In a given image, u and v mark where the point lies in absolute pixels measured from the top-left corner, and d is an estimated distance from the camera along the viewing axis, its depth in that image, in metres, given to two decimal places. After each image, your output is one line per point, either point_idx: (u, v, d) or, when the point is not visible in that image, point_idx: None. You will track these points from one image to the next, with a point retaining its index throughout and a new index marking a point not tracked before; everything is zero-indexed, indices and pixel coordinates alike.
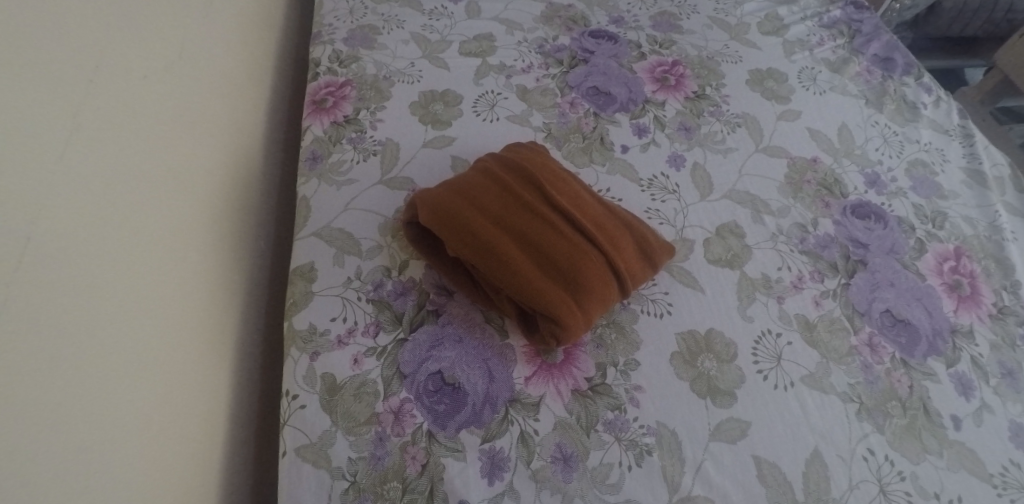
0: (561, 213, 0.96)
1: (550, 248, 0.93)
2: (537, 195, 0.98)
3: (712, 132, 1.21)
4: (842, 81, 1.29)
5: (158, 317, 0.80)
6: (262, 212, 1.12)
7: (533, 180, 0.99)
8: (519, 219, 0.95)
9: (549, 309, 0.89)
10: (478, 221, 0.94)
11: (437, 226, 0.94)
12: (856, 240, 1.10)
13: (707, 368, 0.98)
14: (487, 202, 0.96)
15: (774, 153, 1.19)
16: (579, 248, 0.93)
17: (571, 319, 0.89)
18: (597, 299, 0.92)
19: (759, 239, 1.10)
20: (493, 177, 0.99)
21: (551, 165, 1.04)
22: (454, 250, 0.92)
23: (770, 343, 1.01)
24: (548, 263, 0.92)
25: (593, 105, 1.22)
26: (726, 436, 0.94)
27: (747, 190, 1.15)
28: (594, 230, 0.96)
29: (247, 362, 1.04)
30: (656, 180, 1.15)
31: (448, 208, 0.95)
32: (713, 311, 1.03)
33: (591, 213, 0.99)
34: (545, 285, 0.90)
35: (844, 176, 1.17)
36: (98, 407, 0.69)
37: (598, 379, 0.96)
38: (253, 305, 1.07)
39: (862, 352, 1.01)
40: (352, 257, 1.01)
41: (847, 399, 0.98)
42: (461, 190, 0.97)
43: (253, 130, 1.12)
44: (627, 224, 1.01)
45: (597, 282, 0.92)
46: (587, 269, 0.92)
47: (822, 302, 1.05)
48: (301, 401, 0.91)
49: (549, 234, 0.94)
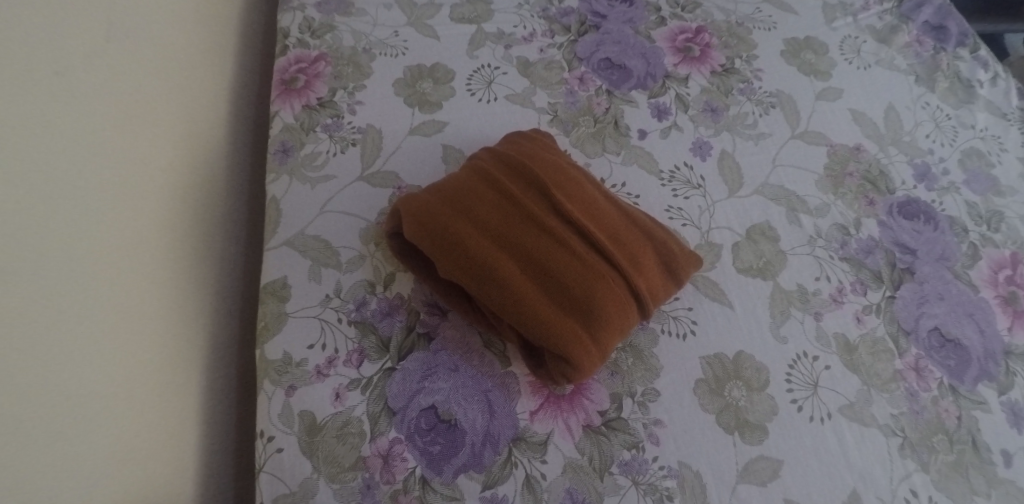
0: (571, 226, 0.83)
1: (559, 271, 0.80)
2: (543, 204, 0.84)
3: (743, 114, 1.06)
4: (889, 54, 1.14)
5: (108, 369, 0.68)
6: (228, 215, 0.98)
7: (538, 185, 0.85)
8: (523, 234, 0.81)
9: (558, 345, 0.77)
10: (475, 238, 0.80)
11: (426, 243, 0.80)
12: (904, 245, 0.98)
13: (736, 398, 0.87)
14: (485, 213, 0.82)
15: (812, 139, 1.04)
16: (594, 270, 0.80)
17: (584, 356, 0.77)
18: (613, 331, 0.79)
19: (795, 243, 0.97)
20: (492, 179, 0.85)
21: (559, 163, 0.90)
22: (448, 273, 0.79)
23: (806, 367, 0.89)
24: (557, 289, 0.79)
25: (606, 81, 1.06)
26: (756, 477, 0.83)
27: (782, 184, 1.01)
28: (610, 246, 0.83)
29: (218, 386, 0.93)
30: (678, 172, 1.00)
31: (440, 222, 0.81)
32: (743, 330, 0.91)
33: (606, 223, 0.86)
34: (554, 317, 0.78)
35: (891, 168, 1.03)
36: (43, 474, 0.58)
37: (613, 413, 0.85)
38: (222, 324, 0.95)
39: (907, 378, 0.91)
40: (330, 270, 0.89)
41: (889, 432, 0.88)
42: (454, 198, 0.83)
43: (213, 121, 0.97)
44: (647, 233, 0.88)
45: (614, 311, 0.79)
46: (603, 295, 0.79)
47: (864, 319, 0.93)
48: (278, 444, 0.81)
49: (558, 252, 0.81)
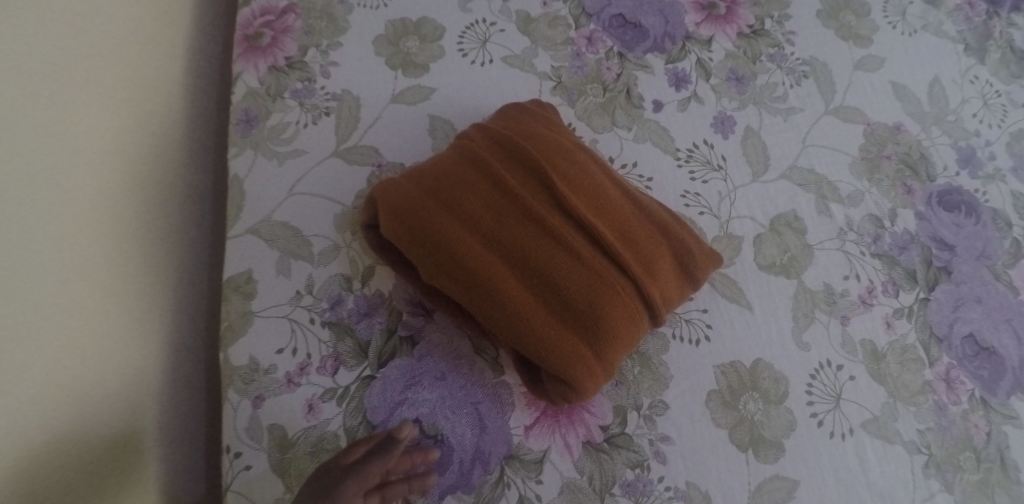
0: (575, 223, 0.72)
1: (560, 279, 0.70)
2: (543, 196, 0.73)
3: (771, 84, 0.94)
4: (937, 18, 1.01)
5: (16, 417, 0.60)
6: (183, 199, 0.89)
7: (537, 174, 0.73)
8: (520, 234, 0.71)
9: (558, 366, 0.68)
10: (463, 240, 0.70)
11: (408, 246, 0.70)
12: (942, 240, 0.89)
13: (751, 412, 0.79)
14: (475, 209, 0.71)
15: (847, 116, 0.93)
16: (599, 277, 0.70)
17: (587, 379, 0.68)
18: (621, 347, 0.70)
19: (824, 236, 0.87)
20: (484, 165, 0.73)
21: (562, 143, 0.78)
22: (433, 281, 0.70)
23: (830, 377, 0.81)
24: (557, 300, 0.69)
25: (617, 42, 0.93)
26: (769, 499, 0.76)
27: (811, 168, 0.90)
28: (619, 247, 0.72)
29: (175, 386, 0.86)
30: (696, 151, 0.89)
31: (423, 220, 0.70)
32: (762, 335, 0.82)
33: (615, 217, 0.75)
34: (554, 332, 0.68)
35: (933, 150, 0.93)
36: None
37: (616, 428, 0.77)
38: (179, 322, 0.87)
39: (937, 389, 0.83)
40: (301, 263, 0.79)
41: (914, 449, 0.81)
42: (440, 190, 0.72)
43: (162, 92, 0.85)
44: (662, 228, 0.76)
45: (623, 325, 0.70)
46: (610, 308, 0.69)
47: (895, 324, 0.84)
48: (246, 461, 0.73)
49: (559, 256, 0.70)
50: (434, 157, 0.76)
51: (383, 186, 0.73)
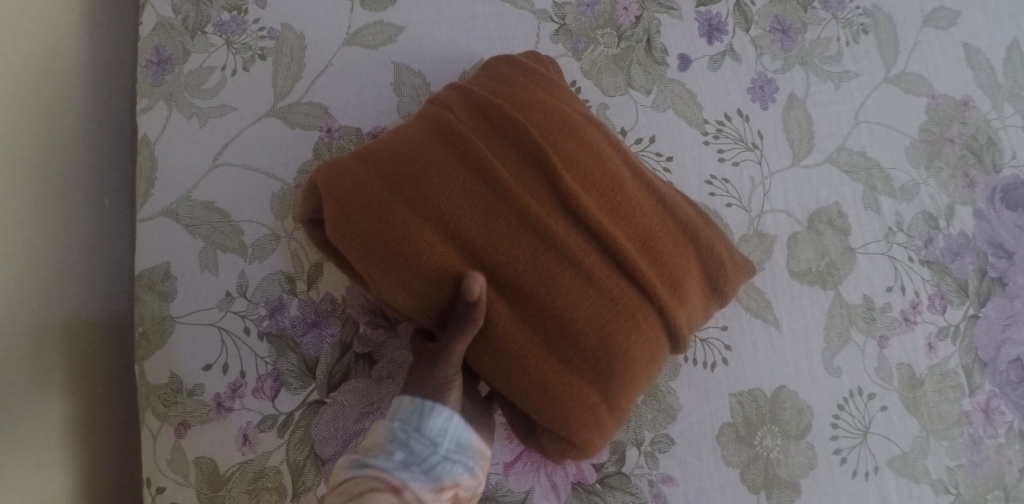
0: (583, 229, 0.56)
1: (562, 305, 0.55)
2: (544, 192, 0.56)
3: (823, 40, 0.76)
4: None
5: None
6: (58, 151, 0.64)
7: (537, 165, 0.56)
8: (511, 244, 0.55)
9: (556, 417, 0.55)
10: (440, 256, 0.54)
11: (368, 260, 0.54)
12: (1000, 245, 0.75)
13: (769, 448, 0.67)
14: (454, 212, 0.55)
15: (909, 86, 0.76)
16: (611, 301, 0.56)
17: (590, 435, 0.56)
18: (634, 388, 0.57)
19: (869, 238, 0.73)
20: (466, 150, 0.56)
21: (568, 116, 0.60)
22: (401, 304, 0.55)
23: (858, 408, 0.70)
24: (557, 331, 0.55)
25: None
26: None
27: (862, 150, 0.74)
28: (637, 261, 0.57)
29: (103, 400, 0.68)
30: (727, 124, 0.72)
31: (386, 228, 0.54)
32: (788, 357, 0.69)
33: (634, 218, 0.59)
34: (552, 375, 0.55)
35: (1002, 134, 0.78)
36: None
37: (612, 466, 0.64)
38: (75, 313, 0.65)
39: (974, 421, 0.73)
40: (230, 256, 0.61)
41: (941, 489, 0.71)
42: (408, 186, 0.55)
43: (37, 18, 0.62)
44: (690, 229, 0.61)
45: (638, 361, 0.56)
46: (624, 344, 0.56)
47: (937, 346, 0.72)
48: (170, 499, 0.59)
49: (561, 275, 0.55)
50: (401, 132, 0.58)
51: (332, 176, 0.57)
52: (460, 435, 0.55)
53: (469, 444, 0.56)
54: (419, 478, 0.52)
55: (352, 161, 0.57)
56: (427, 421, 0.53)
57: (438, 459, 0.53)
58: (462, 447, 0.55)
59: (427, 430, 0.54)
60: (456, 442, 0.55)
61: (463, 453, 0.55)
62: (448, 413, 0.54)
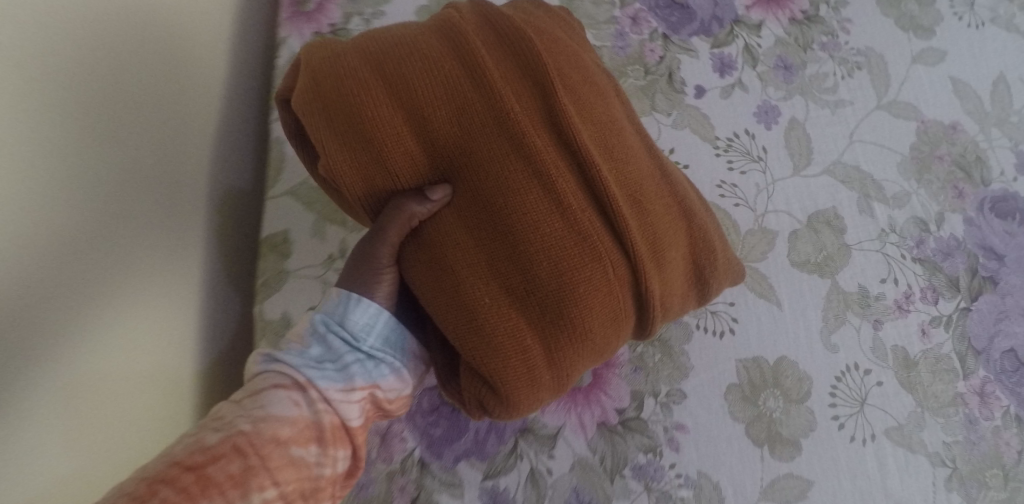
0: (569, 158, 0.60)
1: (529, 233, 0.59)
2: (541, 121, 0.60)
3: (822, 74, 0.90)
4: (1008, 10, 0.96)
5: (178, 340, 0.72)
6: (179, 180, 0.71)
7: (536, 84, 0.61)
8: (489, 154, 0.59)
9: (484, 350, 0.59)
10: (404, 147, 0.60)
11: (331, 136, 0.59)
12: (991, 248, 0.85)
13: (771, 409, 0.77)
14: (440, 121, 0.60)
15: (900, 112, 0.89)
16: (578, 235, 0.59)
17: (514, 378, 0.59)
18: (580, 345, 0.60)
19: (863, 237, 0.84)
20: (472, 64, 0.60)
21: (585, 65, 0.66)
22: (350, 186, 0.60)
23: (855, 381, 0.79)
24: (517, 259, 0.59)
25: (663, 23, 0.91)
26: (780, 496, 0.75)
27: (856, 165, 0.87)
28: (624, 211, 0.60)
29: (238, 352, 0.84)
30: (737, 140, 0.87)
31: (370, 120, 0.59)
32: (789, 332, 0.80)
33: (630, 169, 0.63)
34: (492, 304, 0.59)
35: (990, 154, 0.89)
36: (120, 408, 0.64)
37: (632, 412, 0.76)
38: (169, 336, 0.70)
39: (969, 403, 0.80)
40: (335, 228, 0.81)
41: (938, 461, 0.78)
42: (401, 84, 0.60)
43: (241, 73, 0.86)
44: (682, 210, 0.67)
45: (594, 309, 0.59)
46: (578, 283, 0.59)
47: (930, 333, 0.81)
48: None
49: (530, 197, 0.59)
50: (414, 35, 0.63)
51: (328, 60, 0.62)
52: (377, 341, 0.61)
53: (389, 351, 0.61)
54: (330, 371, 0.57)
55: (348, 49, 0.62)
56: (350, 316, 0.60)
57: (352, 360, 0.58)
58: (381, 354, 0.61)
59: (347, 324, 0.60)
60: (377, 338, 0.61)
61: (378, 363, 0.60)
62: (374, 310, 0.61)
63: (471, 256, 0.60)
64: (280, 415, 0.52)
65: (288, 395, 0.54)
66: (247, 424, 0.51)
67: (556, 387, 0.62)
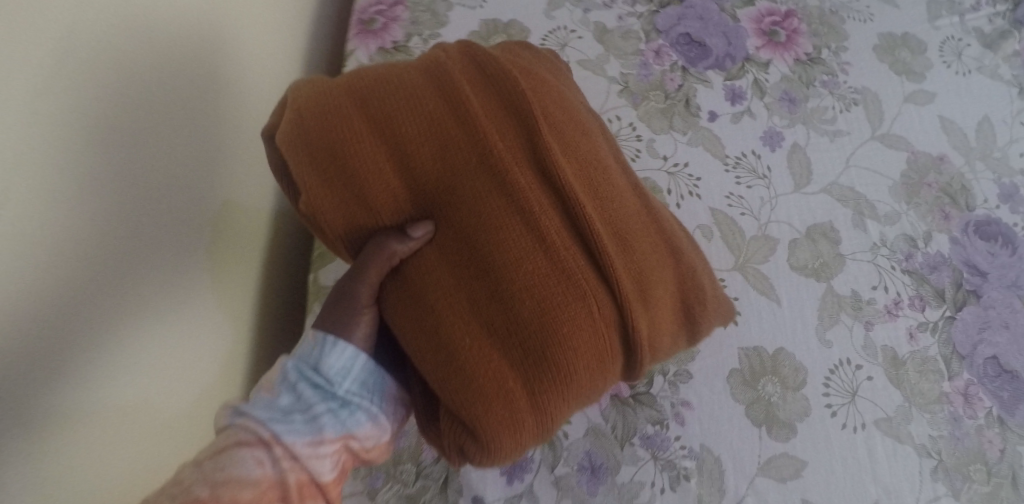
0: (555, 198, 0.66)
1: (511, 270, 0.63)
2: (527, 164, 0.66)
3: (822, 108, 1.02)
4: (993, 61, 1.08)
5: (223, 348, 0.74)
6: (207, 190, 0.69)
7: (523, 128, 0.66)
8: (475, 192, 0.65)
9: (468, 387, 0.62)
10: (388, 184, 0.64)
11: (317, 175, 0.64)
12: (975, 266, 0.94)
13: (769, 393, 0.85)
14: (427, 161, 0.65)
15: (892, 143, 1.00)
16: (561, 273, 0.64)
17: (497, 418, 0.62)
18: (563, 387, 0.63)
19: (857, 248, 0.94)
20: (460, 107, 0.66)
21: (571, 107, 0.73)
22: (332, 223, 0.64)
23: (846, 375, 0.87)
24: (499, 295, 0.63)
25: (682, 57, 1.04)
26: (775, 473, 0.82)
27: (852, 186, 0.97)
28: (608, 246, 0.66)
29: (292, 319, 0.94)
30: (744, 159, 0.98)
31: (358, 160, 0.64)
32: (788, 327, 0.88)
33: (615, 208, 0.69)
34: (473, 342, 0.63)
35: (974, 184, 0.99)
36: (174, 412, 0.65)
37: (642, 387, 0.85)
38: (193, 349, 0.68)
39: (954, 401, 0.87)
40: None
41: (924, 453, 0.85)
42: (388, 123, 0.65)
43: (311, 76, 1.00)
44: (669, 247, 0.73)
45: (578, 345, 0.63)
46: (560, 324, 0.62)
47: (917, 336, 0.89)
48: None
49: (514, 236, 0.64)
50: (401, 74, 0.68)
51: (314, 97, 0.66)
52: (351, 387, 0.64)
53: (363, 398, 0.64)
54: (299, 422, 0.60)
55: (336, 87, 0.67)
56: (324, 361, 0.63)
57: (324, 410, 0.61)
58: (355, 402, 0.64)
59: (322, 369, 0.63)
60: (352, 382, 0.64)
61: (350, 412, 0.63)
62: (349, 354, 0.64)
63: (453, 291, 0.64)
64: (242, 476, 0.55)
65: (252, 454, 0.57)
66: (208, 488, 0.54)
67: (538, 427, 0.64)
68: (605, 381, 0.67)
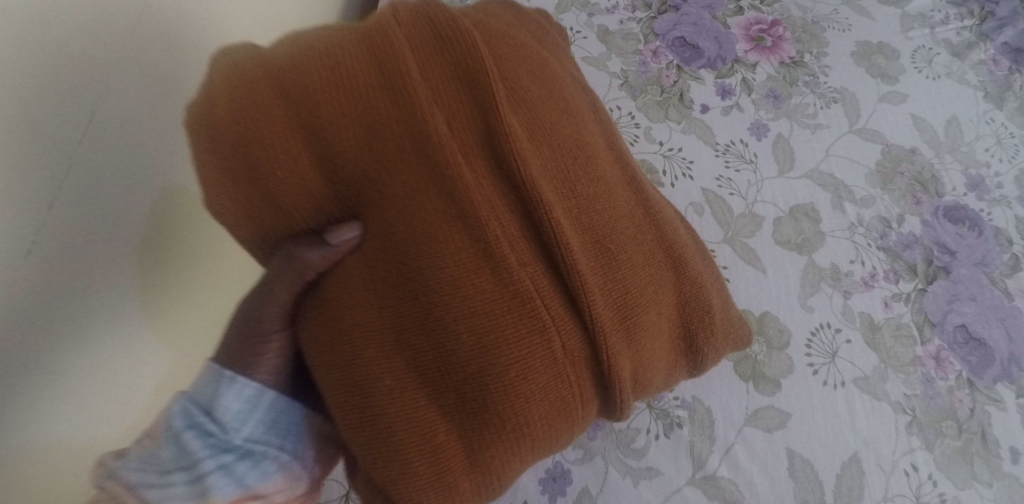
0: (514, 206, 0.59)
1: (447, 292, 0.56)
2: (484, 166, 0.59)
3: (804, 104, 1.12)
4: (961, 68, 1.18)
5: (181, 328, 0.79)
6: (142, 187, 0.70)
7: (479, 122, 0.59)
8: (411, 196, 0.58)
9: (386, 439, 0.57)
10: (304, 180, 0.58)
11: (223, 163, 0.58)
12: (944, 245, 1.02)
13: (756, 352, 0.92)
14: (349, 156, 0.58)
15: (868, 136, 1.10)
16: (514, 297, 0.56)
17: (418, 473, 0.57)
18: (496, 443, 0.57)
19: (836, 226, 1.02)
20: (404, 94, 0.58)
21: (561, 96, 0.65)
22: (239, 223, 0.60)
23: (826, 337, 0.94)
24: (432, 325, 0.56)
25: (677, 58, 1.14)
26: (762, 423, 0.89)
27: (831, 173, 1.06)
28: (582, 263, 0.58)
29: None
30: (733, 146, 1.07)
31: (271, 156, 0.57)
32: (772, 294, 0.96)
33: (591, 214, 0.61)
34: (394, 386, 0.57)
35: (943, 173, 1.08)
36: (122, 390, 0.71)
37: None
38: (124, 351, 0.71)
39: (926, 364, 0.95)
40: None
41: (900, 409, 0.92)
42: (308, 105, 0.57)
43: None
44: (673, 262, 0.66)
45: (525, 385, 0.56)
46: (507, 364, 0.56)
47: (892, 305, 0.97)
48: None
49: (453, 252, 0.57)
50: (337, 43, 0.60)
51: (235, 67, 0.59)
52: (247, 430, 0.60)
53: (262, 444, 0.60)
54: (180, 485, 0.57)
55: (266, 56, 0.60)
56: (216, 406, 0.59)
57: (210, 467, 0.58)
58: (252, 448, 0.60)
59: (217, 413, 0.59)
60: (249, 429, 0.60)
61: (246, 461, 0.59)
62: (243, 394, 0.59)
63: (383, 318, 0.58)
64: None
65: None
66: None
67: (468, 486, 0.58)
68: (572, 426, 0.60)
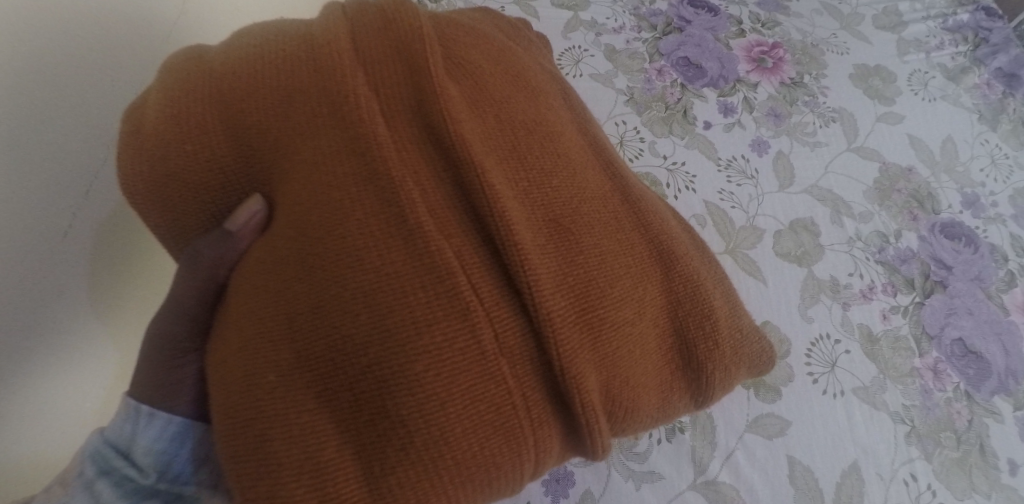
0: (444, 181, 0.54)
1: (353, 267, 0.50)
2: (410, 132, 0.54)
3: (803, 123, 1.15)
4: (956, 91, 1.23)
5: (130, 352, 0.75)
6: (97, 185, 0.67)
7: (416, 93, 0.55)
8: (329, 166, 0.53)
9: (269, 433, 0.50)
10: (217, 158, 0.56)
11: (136, 146, 0.56)
12: (941, 261, 1.05)
13: None
14: (270, 133, 0.55)
15: (866, 154, 1.13)
16: (433, 276, 0.51)
17: (294, 476, 0.50)
18: (401, 442, 0.50)
19: (835, 240, 1.04)
20: (325, 62, 0.55)
21: (529, 86, 0.62)
22: (151, 212, 0.57)
23: (826, 348, 0.96)
24: (331, 304, 0.51)
25: (681, 76, 1.18)
26: (762, 430, 0.89)
27: (830, 189, 1.09)
28: (522, 237, 0.52)
29: None
30: (735, 162, 1.10)
31: (184, 130, 0.55)
32: (773, 304, 0.98)
33: (537, 192, 0.56)
34: (284, 373, 0.51)
35: (939, 192, 1.11)
36: (64, 419, 0.69)
37: None
38: (66, 369, 0.68)
39: (924, 376, 0.96)
40: None
41: (898, 420, 0.93)
42: (232, 84, 0.56)
43: None
44: (664, 264, 0.61)
45: (437, 376, 0.50)
46: (414, 351, 0.50)
47: (890, 318, 0.99)
48: None
49: (366, 225, 0.51)
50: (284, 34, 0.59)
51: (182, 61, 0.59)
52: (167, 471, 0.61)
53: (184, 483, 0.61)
54: None
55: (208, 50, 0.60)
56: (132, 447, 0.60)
57: None
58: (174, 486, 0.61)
59: (133, 455, 0.60)
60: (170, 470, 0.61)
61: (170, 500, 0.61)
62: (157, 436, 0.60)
63: (278, 296, 0.52)
64: None
65: None
66: None
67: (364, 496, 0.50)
68: (519, 439, 0.52)
